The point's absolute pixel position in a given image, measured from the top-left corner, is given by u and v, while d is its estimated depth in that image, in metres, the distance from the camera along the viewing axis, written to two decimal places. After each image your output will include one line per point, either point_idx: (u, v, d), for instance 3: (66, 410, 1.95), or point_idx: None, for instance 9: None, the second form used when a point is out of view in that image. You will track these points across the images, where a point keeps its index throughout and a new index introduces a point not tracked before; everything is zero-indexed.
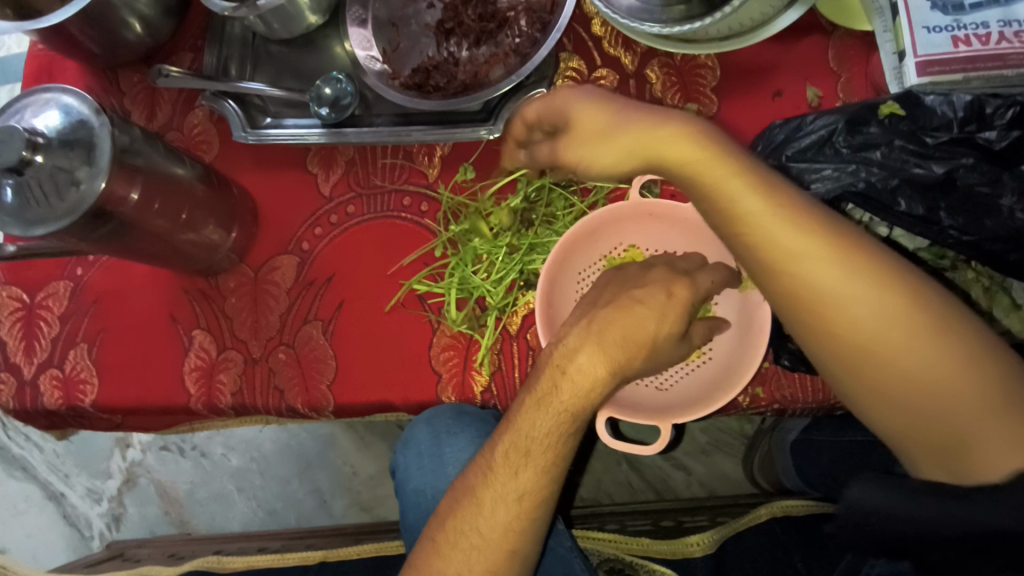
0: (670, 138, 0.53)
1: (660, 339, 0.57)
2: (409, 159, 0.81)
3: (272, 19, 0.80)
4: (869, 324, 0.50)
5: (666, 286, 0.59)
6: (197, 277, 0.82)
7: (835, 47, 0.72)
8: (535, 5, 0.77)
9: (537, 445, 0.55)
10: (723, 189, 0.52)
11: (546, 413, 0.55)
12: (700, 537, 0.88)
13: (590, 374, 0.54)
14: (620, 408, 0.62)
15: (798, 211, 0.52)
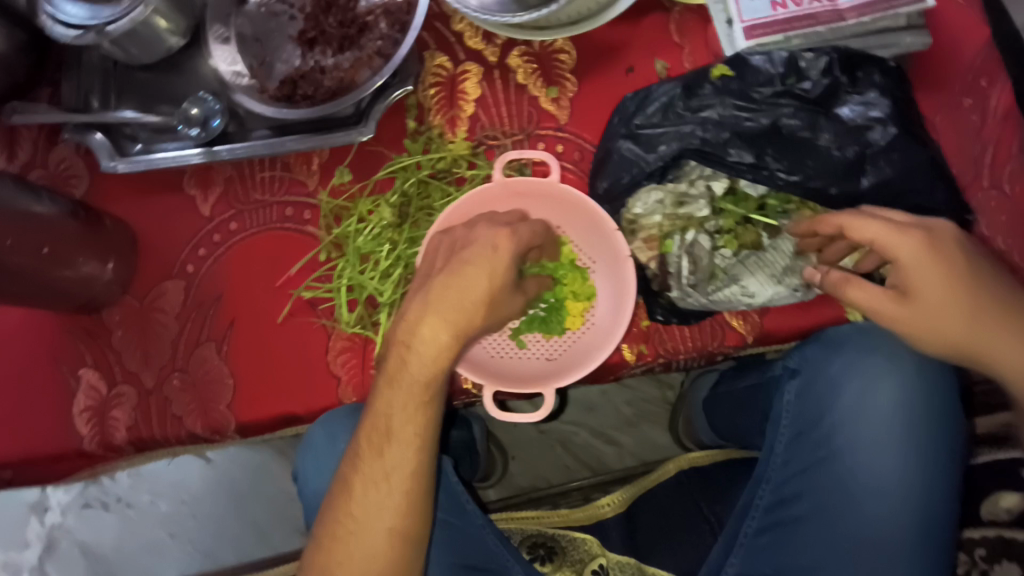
0: (930, 308, 0.57)
1: (494, 292, 0.59)
2: (287, 171, 0.81)
3: (127, 44, 0.78)
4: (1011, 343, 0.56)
5: (488, 238, 0.60)
6: (78, 315, 0.79)
7: (676, 21, 0.77)
8: (392, 7, 0.79)
9: (396, 421, 0.59)
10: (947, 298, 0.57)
11: (400, 389, 0.59)
12: (611, 497, 0.97)
13: (434, 343, 0.58)
14: (501, 380, 0.65)
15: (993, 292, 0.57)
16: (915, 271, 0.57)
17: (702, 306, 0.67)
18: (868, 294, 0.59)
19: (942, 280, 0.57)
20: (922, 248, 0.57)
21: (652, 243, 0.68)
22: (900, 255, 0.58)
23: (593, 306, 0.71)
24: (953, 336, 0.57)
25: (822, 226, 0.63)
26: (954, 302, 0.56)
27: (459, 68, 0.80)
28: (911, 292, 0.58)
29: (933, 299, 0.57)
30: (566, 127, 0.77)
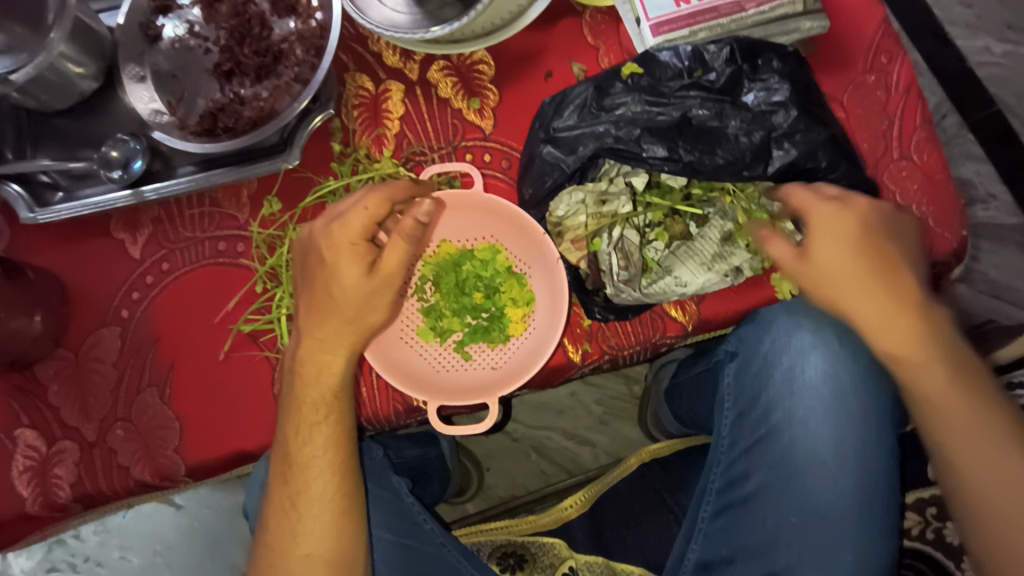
0: (813, 258, 0.62)
1: (350, 290, 0.60)
2: (216, 205, 0.79)
3: (36, 92, 0.76)
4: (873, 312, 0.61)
5: (326, 243, 0.60)
6: (9, 373, 0.76)
7: (588, 24, 0.79)
8: (306, 33, 0.78)
9: (298, 445, 0.63)
10: (829, 252, 0.61)
11: (297, 414, 0.63)
12: (573, 498, 0.97)
13: (316, 364, 0.62)
14: (445, 395, 0.66)
15: (890, 270, 0.61)
16: (840, 250, 0.61)
17: (637, 300, 0.68)
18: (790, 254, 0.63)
19: (834, 237, 0.61)
20: (839, 228, 0.61)
21: (579, 244, 0.69)
22: (814, 214, 0.62)
23: (534, 311, 0.71)
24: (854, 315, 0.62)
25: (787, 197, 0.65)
26: (853, 271, 0.60)
27: (381, 87, 0.80)
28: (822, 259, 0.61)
29: (823, 273, 0.61)
30: (492, 136, 0.78)
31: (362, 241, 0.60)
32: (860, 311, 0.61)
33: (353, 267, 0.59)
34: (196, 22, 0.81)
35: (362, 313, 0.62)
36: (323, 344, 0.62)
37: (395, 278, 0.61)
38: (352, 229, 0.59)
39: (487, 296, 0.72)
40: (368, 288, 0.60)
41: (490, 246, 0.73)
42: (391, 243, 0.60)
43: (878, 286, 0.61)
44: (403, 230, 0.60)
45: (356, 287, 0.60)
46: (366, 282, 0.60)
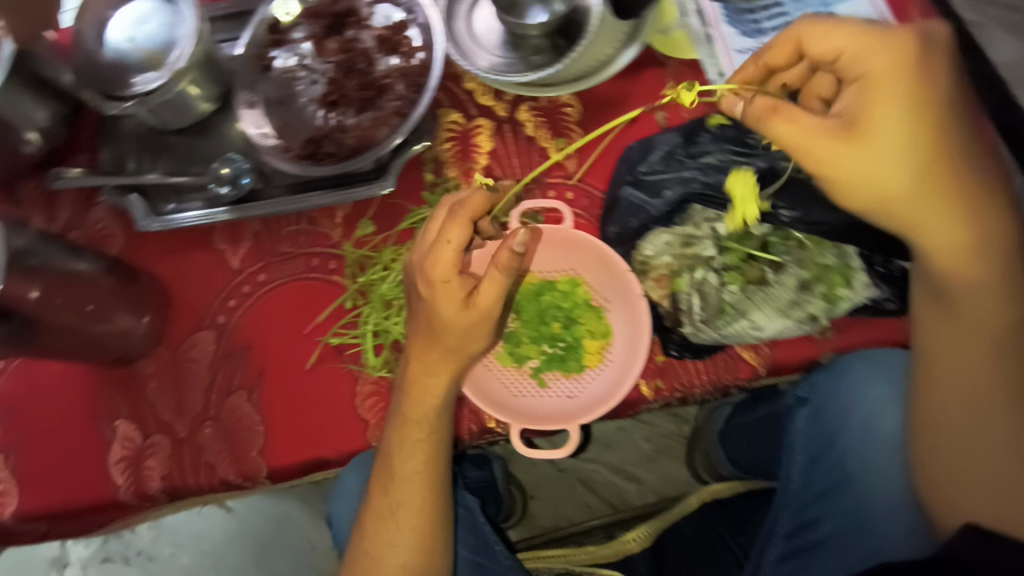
0: (885, 112, 0.58)
1: (446, 320, 0.63)
2: (313, 224, 0.85)
3: (162, 111, 0.84)
4: (889, 184, 0.58)
5: (422, 278, 0.64)
6: (113, 368, 0.82)
7: (672, 75, 0.82)
8: (408, 71, 0.84)
9: (401, 459, 0.68)
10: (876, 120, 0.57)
11: (401, 429, 0.68)
12: (635, 533, 0.98)
13: (422, 385, 0.66)
14: (530, 420, 0.69)
15: (908, 137, 0.57)
16: (908, 93, 0.57)
17: (714, 340, 0.70)
18: (792, 124, 0.59)
19: (876, 103, 0.58)
20: (878, 86, 0.58)
21: (662, 281, 0.73)
22: (865, 65, 0.59)
23: (610, 344, 0.74)
24: (881, 190, 0.58)
25: (774, 59, 0.67)
26: (880, 134, 0.57)
27: (472, 123, 0.85)
28: (857, 119, 0.58)
29: (884, 126, 0.57)
30: (576, 175, 0.82)
31: (451, 271, 0.63)
32: (903, 181, 0.58)
33: (448, 301, 0.62)
34: (306, 56, 0.88)
35: (459, 341, 0.65)
36: (429, 366, 0.66)
37: (491, 310, 0.63)
38: (444, 266, 0.62)
39: (565, 327, 0.76)
40: (463, 318, 0.63)
41: (570, 278, 0.77)
42: (490, 276, 0.63)
43: (851, 154, 0.58)
44: (500, 261, 0.62)
45: (454, 319, 0.63)
46: (463, 313, 0.63)
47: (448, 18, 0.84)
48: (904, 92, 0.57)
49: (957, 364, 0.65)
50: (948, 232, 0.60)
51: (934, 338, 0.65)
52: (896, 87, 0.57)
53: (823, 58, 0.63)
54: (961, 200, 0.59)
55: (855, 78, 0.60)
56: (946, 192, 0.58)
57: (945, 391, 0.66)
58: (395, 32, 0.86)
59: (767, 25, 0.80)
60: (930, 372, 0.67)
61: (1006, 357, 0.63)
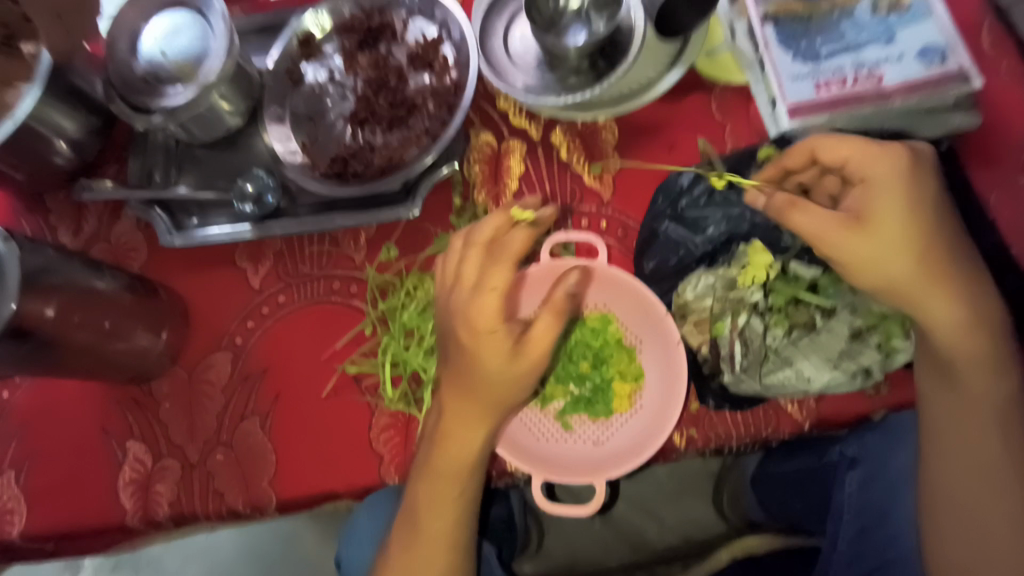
0: (894, 211, 0.59)
1: (492, 376, 0.61)
2: (335, 245, 0.82)
3: (191, 125, 0.82)
4: (892, 272, 0.58)
5: (465, 328, 0.62)
6: (129, 385, 0.80)
7: (717, 100, 0.78)
8: (440, 90, 0.81)
9: (427, 517, 0.66)
10: (884, 212, 0.59)
11: (428, 485, 0.65)
12: None
13: (458, 438, 0.64)
14: (556, 470, 0.67)
15: (915, 236, 0.58)
16: (908, 209, 0.59)
17: (756, 392, 0.65)
18: (811, 215, 0.60)
19: (887, 200, 0.59)
20: (883, 196, 0.59)
21: (703, 327, 0.69)
22: (875, 169, 0.60)
23: (642, 388, 0.70)
24: (882, 278, 0.59)
25: (792, 161, 0.65)
26: (888, 227, 0.58)
27: (504, 146, 0.82)
28: (864, 222, 0.59)
29: (883, 227, 0.58)
30: (610, 204, 0.78)
31: (500, 321, 0.61)
32: (903, 270, 0.58)
33: (497, 354, 0.60)
34: (337, 70, 0.85)
35: (492, 390, 0.62)
36: (462, 418, 0.63)
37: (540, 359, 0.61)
38: (490, 316, 0.61)
39: (593, 367, 0.71)
40: (510, 372, 0.61)
41: (602, 315, 0.72)
42: (540, 322, 0.61)
43: (857, 241, 0.59)
44: (555, 306, 0.61)
45: (500, 371, 0.61)
46: (510, 366, 0.61)
47: (484, 36, 0.80)
48: (916, 194, 0.59)
49: (965, 442, 0.62)
50: (949, 319, 0.59)
51: (938, 418, 0.62)
52: (909, 189, 0.59)
53: (832, 166, 0.63)
54: (964, 292, 0.59)
55: (860, 181, 0.61)
56: (939, 280, 0.59)
57: (953, 471, 0.62)
58: (429, 49, 0.83)
59: (823, 49, 0.72)
60: (934, 450, 0.63)
61: (1012, 434, 0.61)
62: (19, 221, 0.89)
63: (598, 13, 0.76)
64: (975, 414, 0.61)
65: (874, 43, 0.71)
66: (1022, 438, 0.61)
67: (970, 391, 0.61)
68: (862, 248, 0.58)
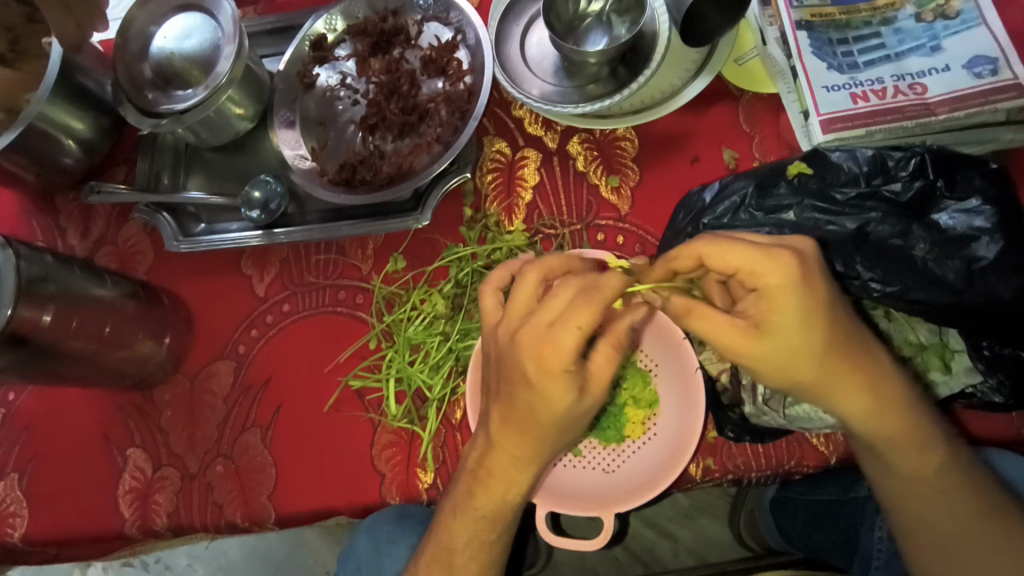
0: (795, 317, 0.49)
1: (562, 416, 0.54)
2: (342, 254, 0.80)
3: (200, 129, 0.81)
4: (806, 380, 0.51)
5: (535, 364, 0.51)
6: (131, 392, 0.79)
7: (744, 110, 0.74)
8: (453, 96, 0.78)
9: (449, 549, 0.63)
10: (783, 321, 0.49)
11: (451, 519, 0.62)
12: None
13: (504, 478, 0.59)
14: (567, 502, 0.63)
15: (825, 338, 0.50)
16: (802, 312, 0.49)
17: (780, 426, 0.61)
18: (708, 325, 0.51)
19: (783, 304, 0.49)
20: (777, 304, 0.49)
21: (723, 353, 0.66)
22: (768, 277, 0.49)
23: (655, 415, 0.67)
24: (797, 381, 0.52)
25: (678, 263, 0.54)
26: (793, 337, 0.50)
27: (518, 154, 0.78)
28: (762, 332, 0.50)
29: (781, 340, 0.50)
30: (627, 218, 0.74)
31: (575, 359, 0.51)
32: (813, 373, 0.51)
33: (568, 396, 0.52)
34: (350, 74, 0.83)
35: (555, 428, 0.55)
36: (511, 462, 0.58)
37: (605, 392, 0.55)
38: (567, 354, 0.50)
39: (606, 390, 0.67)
40: (575, 411, 0.54)
41: None
42: (604, 352, 0.54)
43: (760, 352, 0.50)
44: (615, 335, 0.56)
45: (565, 411, 0.53)
46: (579, 404, 0.54)
47: (500, 40, 0.77)
48: (819, 292, 0.49)
49: (916, 513, 0.58)
50: (866, 407, 0.53)
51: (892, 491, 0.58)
52: (800, 291, 0.49)
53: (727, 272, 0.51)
54: (877, 374, 0.53)
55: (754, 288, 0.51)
56: (851, 374, 0.52)
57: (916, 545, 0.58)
58: (443, 53, 0.80)
59: (860, 59, 0.69)
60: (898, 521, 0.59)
61: (954, 500, 0.56)
62: (31, 222, 0.89)
63: (619, 18, 0.74)
64: (912, 485, 0.57)
65: (918, 52, 0.68)
66: (966, 500, 0.56)
67: (903, 464, 0.56)
68: (774, 360, 0.50)
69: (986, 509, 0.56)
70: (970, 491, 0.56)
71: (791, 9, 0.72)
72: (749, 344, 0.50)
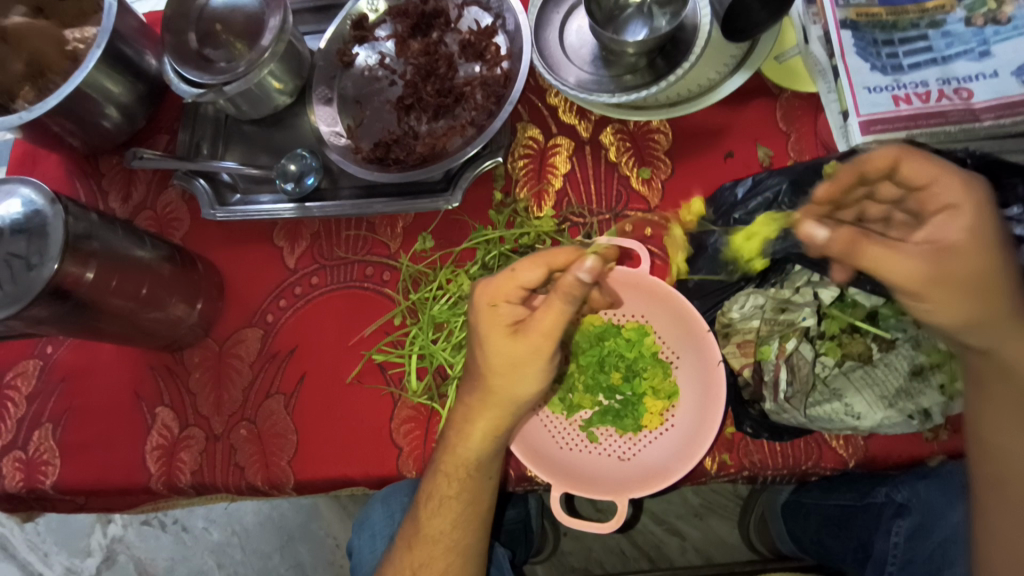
0: (983, 244, 0.49)
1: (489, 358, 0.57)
2: (372, 231, 0.82)
3: (240, 101, 0.82)
4: (987, 311, 0.50)
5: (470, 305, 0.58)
6: (163, 352, 0.82)
7: (782, 108, 0.73)
8: (490, 80, 0.79)
9: (427, 516, 0.63)
10: (971, 241, 0.49)
11: (433, 484, 0.62)
12: None
13: (459, 432, 0.60)
14: (577, 484, 0.64)
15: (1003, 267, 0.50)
16: (994, 234, 0.50)
17: (800, 424, 0.60)
18: (887, 250, 0.50)
19: (976, 224, 0.50)
20: (976, 222, 0.50)
21: (747, 349, 0.65)
22: (957, 198, 0.51)
23: (674, 407, 0.68)
24: (974, 317, 0.50)
25: (870, 165, 0.54)
26: (987, 258, 0.49)
27: (550, 142, 0.79)
28: (955, 250, 0.50)
29: (974, 259, 0.49)
30: (657, 210, 0.74)
31: (501, 297, 0.57)
32: (997, 304, 0.50)
33: (493, 330, 0.56)
34: (388, 54, 0.84)
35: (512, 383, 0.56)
36: (468, 412, 0.60)
37: (543, 344, 0.55)
38: (499, 289, 0.56)
39: (625, 378, 0.69)
40: (511, 351, 0.55)
41: (638, 325, 0.71)
42: (548, 305, 0.55)
43: (950, 275, 0.49)
44: (563, 289, 0.53)
45: (500, 352, 0.56)
46: (511, 345, 0.55)
47: (539, 27, 0.78)
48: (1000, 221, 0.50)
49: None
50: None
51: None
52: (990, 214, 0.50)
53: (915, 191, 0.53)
54: None
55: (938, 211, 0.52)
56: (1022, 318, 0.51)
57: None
58: (481, 37, 0.81)
59: (906, 61, 0.68)
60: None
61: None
62: (75, 183, 0.92)
63: (661, 10, 0.74)
64: None
65: (965, 56, 0.67)
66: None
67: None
68: (963, 279, 0.49)
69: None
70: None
71: (837, 7, 0.71)
72: (937, 263, 0.50)
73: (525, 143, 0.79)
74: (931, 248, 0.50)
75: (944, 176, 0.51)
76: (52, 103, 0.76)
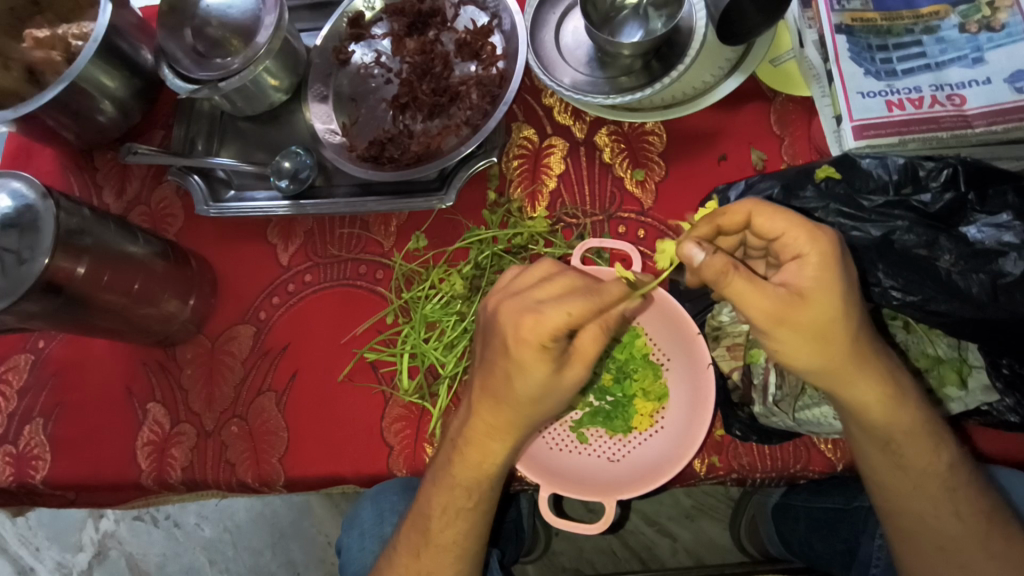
0: (830, 293, 0.48)
1: (528, 393, 0.55)
2: (366, 229, 0.82)
3: (236, 98, 0.82)
4: (835, 356, 0.50)
5: (513, 339, 0.52)
6: (155, 348, 0.82)
7: (776, 112, 0.74)
8: (485, 80, 0.79)
9: (438, 527, 0.63)
10: (816, 289, 0.48)
11: (445, 493, 0.62)
12: None
13: (480, 449, 0.59)
14: (567, 485, 0.64)
15: (852, 314, 0.49)
16: (841, 281, 0.48)
17: (788, 428, 0.61)
18: (752, 287, 0.48)
19: (823, 272, 0.48)
20: (821, 271, 0.48)
21: (736, 352, 0.66)
22: (802, 247, 0.49)
23: (664, 409, 0.68)
24: (820, 362, 0.50)
25: (725, 220, 0.53)
26: (834, 306, 0.48)
27: (545, 142, 0.79)
28: (804, 299, 0.48)
29: (823, 308, 0.48)
30: (650, 212, 0.75)
31: (551, 340, 0.51)
32: (841, 352, 0.50)
33: (541, 369, 0.52)
34: (384, 52, 0.84)
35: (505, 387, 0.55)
36: (482, 429, 0.58)
37: (582, 374, 0.55)
38: (546, 330, 0.51)
39: (616, 380, 0.69)
40: (548, 384, 0.54)
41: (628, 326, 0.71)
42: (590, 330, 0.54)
43: (793, 324, 0.48)
44: (606, 318, 0.54)
45: (538, 385, 0.54)
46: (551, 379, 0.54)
47: (535, 27, 0.78)
48: (847, 264, 0.49)
49: (917, 516, 0.55)
50: (873, 397, 0.52)
51: (894, 494, 0.56)
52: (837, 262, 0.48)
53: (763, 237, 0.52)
54: (891, 363, 0.53)
55: (790, 258, 0.50)
56: (870, 359, 0.51)
57: (916, 554, 0.56)
58: (477, 37, 0.81)
59: (900, 66, 0.68)
60: (897, 525, 0.57)
61: (960, 502, 0.55)
62: (69, 177, 0.92)
63: (657, 12, 0.74)
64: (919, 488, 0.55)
65: (959, 62, 0.67)
66: (972, 499, 0.55)
67: (910, 461, 0.54)
68: (805, 330, 0.48)
69: (990, 513, 0.55)
70: (972, 493, 0.55)
71: (832, 12, 0.71)
72: (781, 313, 0.48)
73: (520, 143, 0.79)
74: (779, 295, 0.48)
75: (802, 226, 0.49)
76: (48, 97, 0.76)
